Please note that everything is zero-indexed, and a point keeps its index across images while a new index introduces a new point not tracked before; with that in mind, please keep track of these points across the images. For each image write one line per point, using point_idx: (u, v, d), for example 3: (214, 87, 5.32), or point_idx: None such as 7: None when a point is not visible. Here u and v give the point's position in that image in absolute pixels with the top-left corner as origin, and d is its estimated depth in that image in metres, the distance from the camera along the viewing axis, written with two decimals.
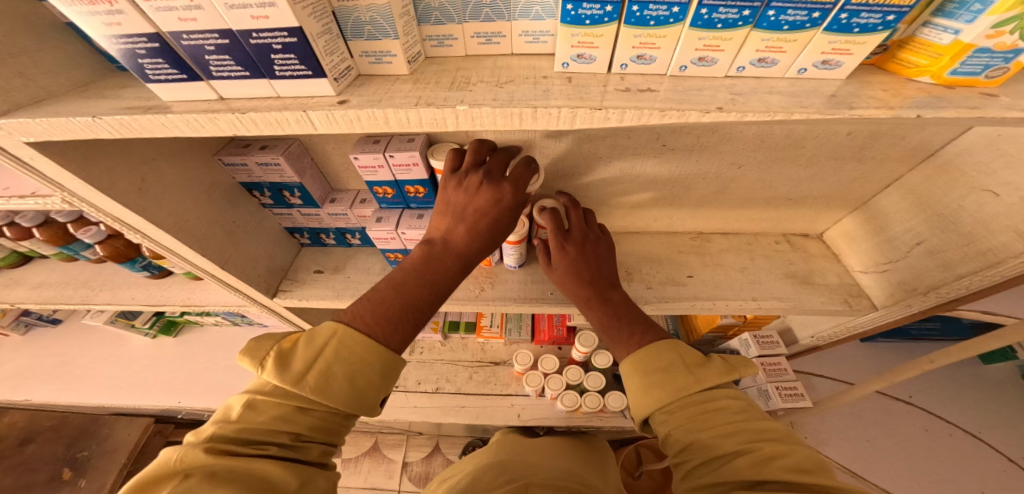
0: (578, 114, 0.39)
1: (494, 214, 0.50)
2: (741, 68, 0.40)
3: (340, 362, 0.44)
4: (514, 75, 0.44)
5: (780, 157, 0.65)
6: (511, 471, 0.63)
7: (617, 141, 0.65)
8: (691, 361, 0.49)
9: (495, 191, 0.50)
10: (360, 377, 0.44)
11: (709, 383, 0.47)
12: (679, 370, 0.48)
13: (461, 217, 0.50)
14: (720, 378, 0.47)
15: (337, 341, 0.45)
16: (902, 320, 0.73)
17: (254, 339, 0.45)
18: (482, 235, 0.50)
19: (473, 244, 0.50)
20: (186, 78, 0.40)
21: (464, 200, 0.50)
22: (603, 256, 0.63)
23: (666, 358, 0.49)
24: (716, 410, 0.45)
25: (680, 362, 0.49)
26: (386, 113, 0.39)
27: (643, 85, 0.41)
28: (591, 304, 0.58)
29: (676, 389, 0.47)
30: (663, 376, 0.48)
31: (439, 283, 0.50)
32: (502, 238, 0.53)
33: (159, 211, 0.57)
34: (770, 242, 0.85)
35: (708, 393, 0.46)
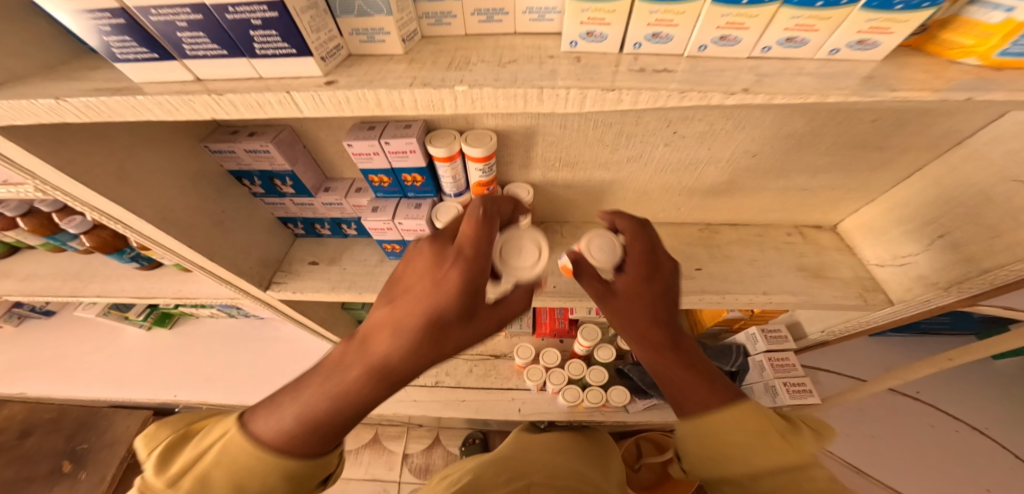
0: (588, 95, 0.35)
1: (429, 307, 0.38)
2: (768, 49, 0.37)
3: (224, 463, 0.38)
4: (517, 54, 0.41)
5: (797, 146, 0.61)
6: (514, 469, 0.60)
7: (625, 128, 0.61)
8: (782, 426, 0.41)
9: (446, 271, 0.39)
10: (244, 478, 0.38)
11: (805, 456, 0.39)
12: (773, 441, 0.40)
13: (393, 304, 0.40)
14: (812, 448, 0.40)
15: (224, 444, 0.39)
16: (918, 315, 0.71)
17: (156, 424, 0.43)
18: (416, 331, 0.38)
19: (400, 346, 0.39)
20: (157, 58, 0.36)
21: (409, 280, 0.40)
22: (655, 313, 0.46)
23: (755, 424, 0.41)
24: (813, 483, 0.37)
25: (774, 432, 0.40)
26: (378, 94, 0.36)
27: (659, 66, 0.38)
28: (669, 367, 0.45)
29: (765, 457, 0.39)
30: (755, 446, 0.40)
31: (357, 392, 0.40)
32: (441, 329, 0.39)
33: (139, 199, 0.54)
34: (781, 234, 0.82)
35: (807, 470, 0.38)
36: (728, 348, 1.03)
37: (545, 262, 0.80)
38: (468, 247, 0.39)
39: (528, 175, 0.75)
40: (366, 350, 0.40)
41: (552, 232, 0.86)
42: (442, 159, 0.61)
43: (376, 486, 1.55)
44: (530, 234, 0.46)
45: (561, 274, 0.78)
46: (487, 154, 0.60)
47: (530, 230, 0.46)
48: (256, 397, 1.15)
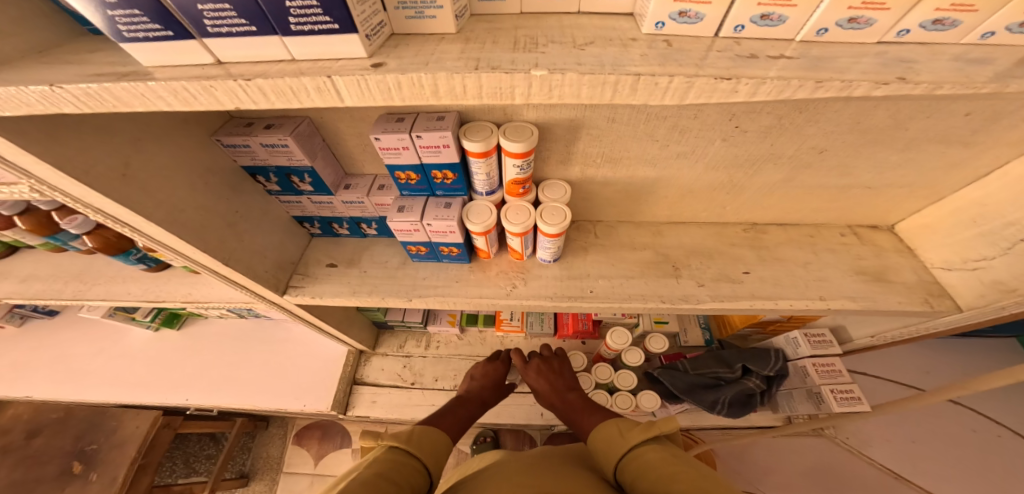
0: (695, 84, 0.29)
1: (492, 378, 0.90)
2: (904, 32, 0.31)
3: (430, 435, 0.57)
4: (590, 36, 0.35)
5: (873, 142, 0.55)
6: (537, 469, 0.56)
7: (681, 122, 0.55)
8: (625, 428, 0.57)
9: (499, 366, 0.93)
10: (435, 445, 0.56)
11: (639, 437, 0.53)
12: (618, 438, 0.56)
13: (475, 379, 0.90)
14: (646, 433, 0.53)
15: (415, 427, 0.58)
16: (987, 323, 0.65)
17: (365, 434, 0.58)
18: (491, 384, 0.89)
19: (489, 392, 0.87)
20: (172, 36, 0.31)
21: (479, 373, 0.92)
22: (562, 369, 0.92)
23: (610, 431, 0.58)
24: (646, 451, 0.51)
25: (620, 429, 0.57)
26: (436, 78, 0.30)
27: (767, 52, 0.31)
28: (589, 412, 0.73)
29: (616, 449, 0.55)
30: (608, 443, 0.57)
31: (471, 408, 0.80)
32: (498, 382, 0.91)
33: (150, 201, 0.49)
34: (834, 235, 0.77)
35: (639, 450, 0.52)
36: (765, 352, 0.98)
37: (579, 264, 0.75)
38: (504, 353, 0.99)
39: (565, 171, 0.69)
40: (473, 394, 0.85)
41: (584, 232, 0.80)
42: (478, 155, 0.55)
43: None
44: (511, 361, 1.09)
45: (598, 277, 0.73)
46: (527, 150, 0.54)
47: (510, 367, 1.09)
48: (270, 401, 1.12)
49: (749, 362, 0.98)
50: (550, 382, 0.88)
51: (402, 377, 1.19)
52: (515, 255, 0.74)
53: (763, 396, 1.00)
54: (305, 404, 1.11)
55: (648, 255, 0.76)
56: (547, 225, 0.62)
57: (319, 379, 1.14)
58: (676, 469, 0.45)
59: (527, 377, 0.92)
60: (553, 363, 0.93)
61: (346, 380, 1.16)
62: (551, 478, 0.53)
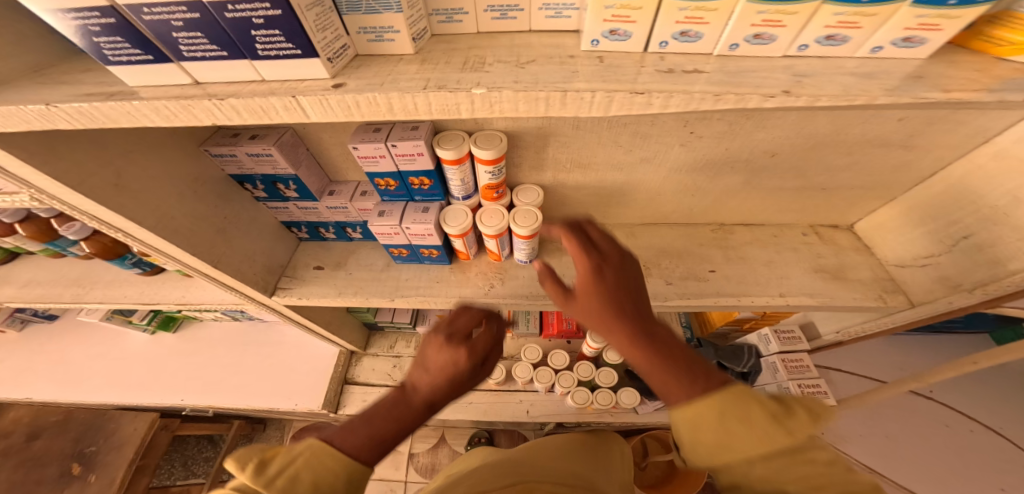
0: (615, 99, 0.33)
1: (461, 372, 0.45)
2: (803, 47, 0.34)
3: (319, 479, 0.35)
4: (535, 54, 0.38)
5: (821, 145, 0.59)
6: (512, 473, 0.63)
7: (640, 128, 0.59)
8: (771, 406, 0.31)
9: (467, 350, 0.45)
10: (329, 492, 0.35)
11: (802, 437, 0.30)
12: (764, 423, 0.30)
13: (429, 366, 0.45)
14: (812, 428, 0.30)
15: (307, 454, 0.36)
16: (938, 317, 0.69)
17: (244, 446, 0.36)
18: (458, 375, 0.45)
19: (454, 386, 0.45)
20: (152, 59, 0.35)
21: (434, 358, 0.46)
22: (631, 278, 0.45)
23: (750, 408, 0.31)
24: (809, 466, 0.29)
25: (762, 408, 0.31)
26: (390, 97, 0.34)
27: (686, 67, 0.35)
28: (623, 340, 0.37)
29: (759, 445, 0.30)
30: (739, 429, 0.30)
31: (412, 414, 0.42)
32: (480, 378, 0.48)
33: (141, 208, 0.52)
34: (797, 235, 0.80)
35: (800, 454, 0.29)
36: (740, 349, 1.02)
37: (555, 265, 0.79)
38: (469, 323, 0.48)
39: (539, 176, 0.73)
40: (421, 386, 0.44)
41: None
42: (451, 162, 0.58)
43: (383, 486, 1.55)
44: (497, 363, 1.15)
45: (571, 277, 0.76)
46: (496, 157, 0.58)
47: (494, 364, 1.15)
48: (263, 400, 1.15)
49: (724, 360, 1.01)
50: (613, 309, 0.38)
51: (391, 376, 1.22)
52: (493, 256, 0.77)
53: None
54: (297, 403, 1.14)
55: None
56: (519, 227, 0.66)
57: (311, 379, 1.18)
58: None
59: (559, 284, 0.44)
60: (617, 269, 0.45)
61: (337, 380, 1.19)
62: (524, 480, 0.60)
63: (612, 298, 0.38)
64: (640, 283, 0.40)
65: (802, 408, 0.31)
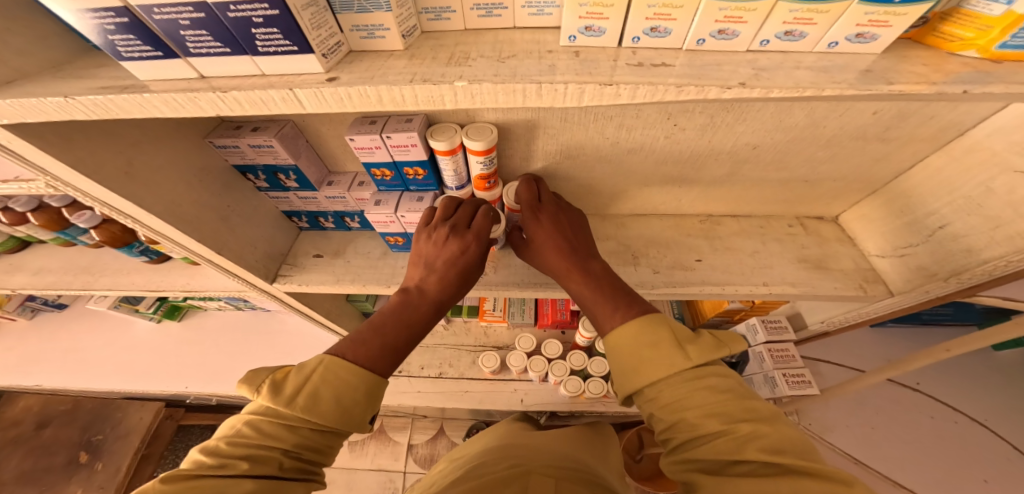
0: (586, 90, 0.36)
1: (460, 263, 0.57)
2: (765, 42, 0.37)
3: (337, 388, 0.44)
4: (516, 49, 0.41)
5: (800, 138, 0.61)
6: (510, 458, 0.67)
7: (625, 121, 0.61)
8: (680, 336, 0.45)
9: (461, 247, 0.57)
10: (348, 398, 0.44)
11: (701, 359, 0.43)
12: (670, 346, 0.44)
13: (434, 268, 0.57)
14: (710, 353, 0.43)
15: (325, 368, 0.45)
16: (917, 306, 0.72)
17: (254, 368, 0.46)
18: (456, 279, 0.57)
19: (452, 290, 0.57)
20: (162, 55, 0.37)
21: (435, 256, 0.57)
22: (576, 226, 0.65)
23: (657, 333, 0.45)
24: (705, 389, 0.41)
25: (670, 336, 0.45)
26: (379, 90, 0.37)
27: (657, 60, 0.38)
28: (573, 275, 0.57)
29: (667, 367, 0.43)
30: (648, 351, 0.45)
31: (418, 324, 0.55)
32: (471, 282, 0.60)
33: (151, 195, 0.56)
34: (783, 226, 0.82)
35: (696, 378, 0.42)
36: None
37: None
38: (461, 220, 0.59)
39: (529, 167, 0.75)
40: (426, 292, 0.56)
41: None
42: (444, 153, 0.61)
43: (382, 477, 1.58)
44: (492, 352, 1.18)
45: None
46: (487, 148, 0.60)
47: (489, 352, 1.18)
48: None
49: None
50: (559, 248, 0.60)
51: None
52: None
53: None
54: None
55: (610, 245, 0.82)
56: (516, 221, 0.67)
57: None
58: (737, 418, 0.38)
59: (527, 215, 0.64)
60: (569, 218, 0.66)
61: None
62: (519, 465, 0.64)
63: (563, 248, 0.60)
64: (586, 238, 0.64)
65: (705, 337, 0.44)
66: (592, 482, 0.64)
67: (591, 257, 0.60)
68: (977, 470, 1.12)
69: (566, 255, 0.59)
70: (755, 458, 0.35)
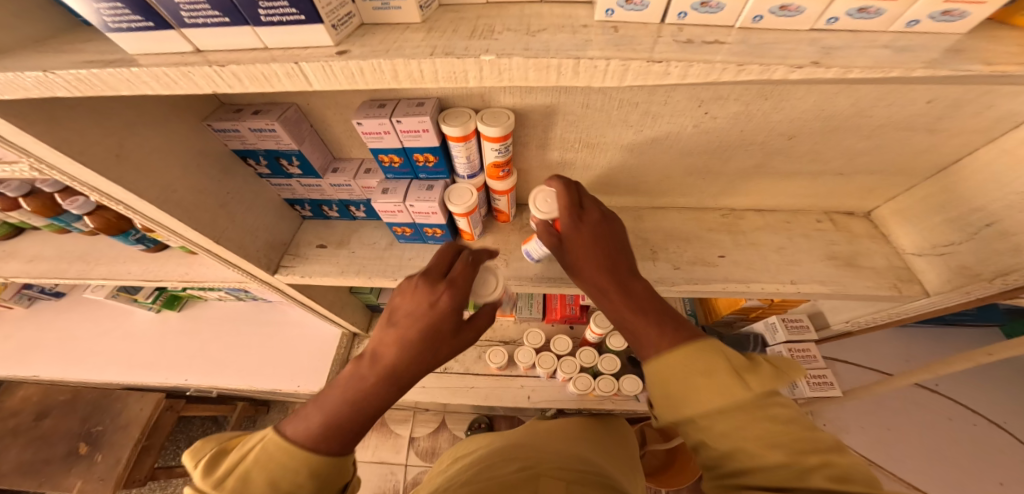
0: (631, 67, 0.32)
1: (424, 321, 0.46)
2: (834, 20, 0.32)
3: (274, 469, 0.39)
4: (545, 23, 0.36)
5: (841, 129, 0.57)
6: (520, 459, 0.65)
7: (652, 108, 0.57)
8: (736, 363, 0.39)
9: (426, 300, 0.47)
10: (286, 481, 0.39)
11: (764, 390, 0.37)
12: (727, 376, 0.38)
13: (394, 324, 0.47)
14: (771, 384, 0.38)
15: (263, 446, 0.41)
16: (953, 307, 0.69)
17: (200, 441, 0.44)
18: (417, 342, 0.45)
19: (413, 358, 0.45)
20: (152, 27, 0.33)
21: (400, 312, 0.47)
22: (620, 239, 0.55)
23: (712, 360, 0.39)
24: (766, 420, 0.36)
25: (728, 365, 0.39)
26: (394, 64, 0.33)
27: (707, 38, 0.33)
28: (613, 296, 0.49)
29: (723, 396, 0.37)
30: (702, 380, 0.39)
31: (370, 400, 0.44)
32: (440, 351, 0.47)
33: (142, 179, 0.52)
34: (810, 221, 0.79)
35: (758, 408, 0.36)
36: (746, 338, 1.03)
37: None
38: (434, 268, 0.50)
39: (545, 156, 0.71)
40: (381, 359, 0.45)
41: None
42: (457, 139, 0.57)
43: (383, 469, 1.58)
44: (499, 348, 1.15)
45: None
46: (504, 134, 0.56)
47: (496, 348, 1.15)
48: (264, 381, 1.16)
49: None
50: (596, 264, 0.52)
51: None
52: (502, 216, 0.79)
53: None
54: (300, 385, 1.15)
55: (628, 238, 0.79)
56: (538, 208, 0.59)
57: (313, 360, 1.19)
58: (802, 450, 0.34)
59: (566, 219, 0.55)
60: (613, 226, 0.56)
61: (340, 362, 1.20)
62: (530, 467, 0.61)
63: (602, 263, 0.52)
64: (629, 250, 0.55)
65: (765, 365, 0.39)
66: (609, 486, 0.61)
67: (634, 275, 0.51)
68: (994, 471, 1.11)
69: (604, 273, 0.51)
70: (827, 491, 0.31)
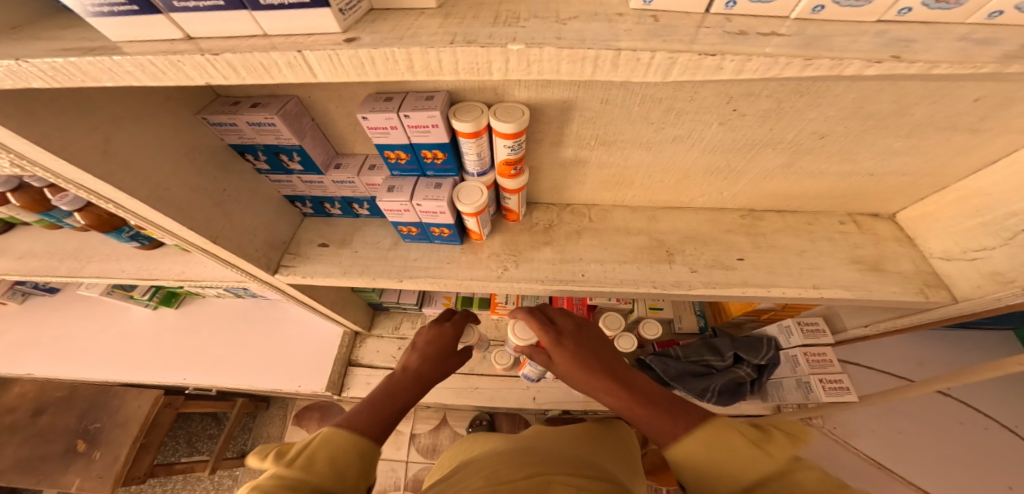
0: (678, 61, 0.28)
1: (438, 342, 0.62)
2: (907, 10, 0.28)
3: (333, 446, 0.41)
4: (575, 10, 0.33)
5: (878, 128, 0.53)
6: (529, 462, 0.62)
7: (676, 104, 0.53)
8: (750, 433, 0.38)
9: (447, 329, 0.65)
10: (344, 459, 0.41)
11: (785, 458, 0.36)
12: (746, 448, 0.37)
13: (415, 348, 0.60)
14: (790, 449, 0.36)
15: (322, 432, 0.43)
16: (982, 313, 0.65)
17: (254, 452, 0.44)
18: (434, 358, 0.59)
19: (431, 365, 0.58)
20: (137, 11, 0.30)
21: (422, 340, 0.62)
22: (601, 337, 0.60)
23: (728, 436, 0.38)
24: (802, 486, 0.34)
25: (739, 437, 0.38)
26: (410, 53, 0.29)
27: (760, 29, 0.30)
28: (613, 392, 0.51)
29: (748, 468, 0.36)
30: (724, 457, 0.38)
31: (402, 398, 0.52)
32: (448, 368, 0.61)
33: (131, 177, 0.48)
34: (833, 223, 0.76)
35: (787, 476, 0.35)
36: (758, 341, 1.01)
37: (572, 248, 0.75)
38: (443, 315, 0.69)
39: (559, 153, 0.67)
40: (407, 370, 0.56)
41: (578, 216, 0.80)
42: (467, 135, 0.53)
43: (384, 466, 1.57)
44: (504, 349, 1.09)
45: (589, 261, 0.72)
46: (518, 130, 0.53)
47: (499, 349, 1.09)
48: (265, 381, 1.14)
49: (742, 351, 0.99)
50: (587, 364, 0.55)
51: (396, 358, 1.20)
52: (511, 216, 0.76)
53: (754, 385, 1.03)
54: (301, 384, 1.13)
55: (642, 240, 0.76)
56: (516, 336, 0.74)
57: (315, 359, 1.17)
58: None
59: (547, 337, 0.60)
60: (591, 331, 0.61)
61: (342, 361, 1.18)
62: (539, 473, 0.58)
63: (592, 364, 0.55)
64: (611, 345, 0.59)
65: (778, 432, 0.38)
66: None
67: (628, 369, 0.54)
68: (1005, 475, 1.10)
69: (597, 370, 0.54)
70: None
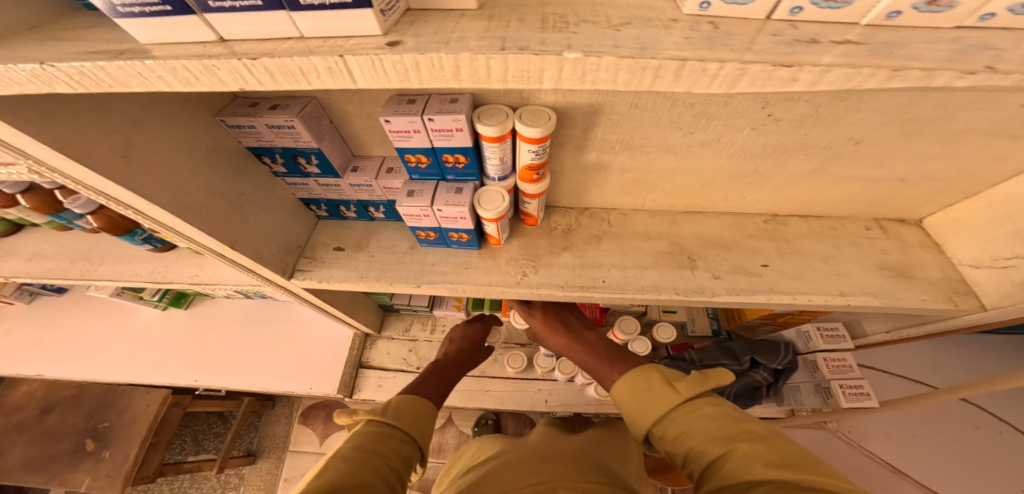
0: (747, 71, 0.27)
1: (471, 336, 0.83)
2: (988, 16, 0.27)
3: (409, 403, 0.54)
4: (626, 14, 0.31)
5: (917, 133, 0.52)
6: (541, 471, 0.61)
7: (709, 109, 0.51)
8: (670, 377, 0.49)
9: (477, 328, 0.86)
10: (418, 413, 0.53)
11: (693, 393, 0.45)
12: (663, 388, 0.48)
13: (453, 342, 0.82)
14: (698, 387, 0.46)
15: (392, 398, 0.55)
16: (1006, 321, 0.64)
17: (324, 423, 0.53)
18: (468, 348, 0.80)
19: (468, 355, 0.79)
20: (171, 11, 0.28)
21: (458, 336, 0.84)
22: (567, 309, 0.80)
23: (652, 378, 0.50)
24: (701, 416, 0.42)
25: (661, 378, 0.49)
26: (459, 60, 0.28)
27: (827, 37, 0.28)
28: (575, 349, 0.71)
29: (664, 404, 0.46)
30: (646, 394, 0.49)
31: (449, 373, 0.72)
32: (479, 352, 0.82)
33: (152, 181, 0.47)
34: (858, 228, 0.74)
35: (691, 408, 0.44)
36: (776, 345, 0.99)
37: (592, 253, 0.73)
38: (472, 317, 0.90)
39: (582, 157, 0.66)
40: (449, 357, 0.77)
41: (597, 219, 0.79)
42: (491, 139, 0.52)
43: None
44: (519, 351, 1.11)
45: (610, 266, 0.71)
46: (544, 135, 0.51)
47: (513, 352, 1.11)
48: (275, 382, 1.13)
49: (759, 355, 0.99)
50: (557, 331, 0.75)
51: (407, 360, 1.20)
52: (530, 220, 0.75)
53: (770, 388, 1.02)
54: (312, 386, 1.12)
55: (663, 245, 0.74)
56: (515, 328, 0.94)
57: (325, 360, 1.16)
58: (735, 437, 0.38)
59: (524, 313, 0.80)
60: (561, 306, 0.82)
61: (352, 363, 1.17)
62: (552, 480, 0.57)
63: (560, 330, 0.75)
64: (578, 316, 0.79)
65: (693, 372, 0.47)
66: None
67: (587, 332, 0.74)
68: None
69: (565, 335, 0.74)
70: (762, 477, 0.34)
